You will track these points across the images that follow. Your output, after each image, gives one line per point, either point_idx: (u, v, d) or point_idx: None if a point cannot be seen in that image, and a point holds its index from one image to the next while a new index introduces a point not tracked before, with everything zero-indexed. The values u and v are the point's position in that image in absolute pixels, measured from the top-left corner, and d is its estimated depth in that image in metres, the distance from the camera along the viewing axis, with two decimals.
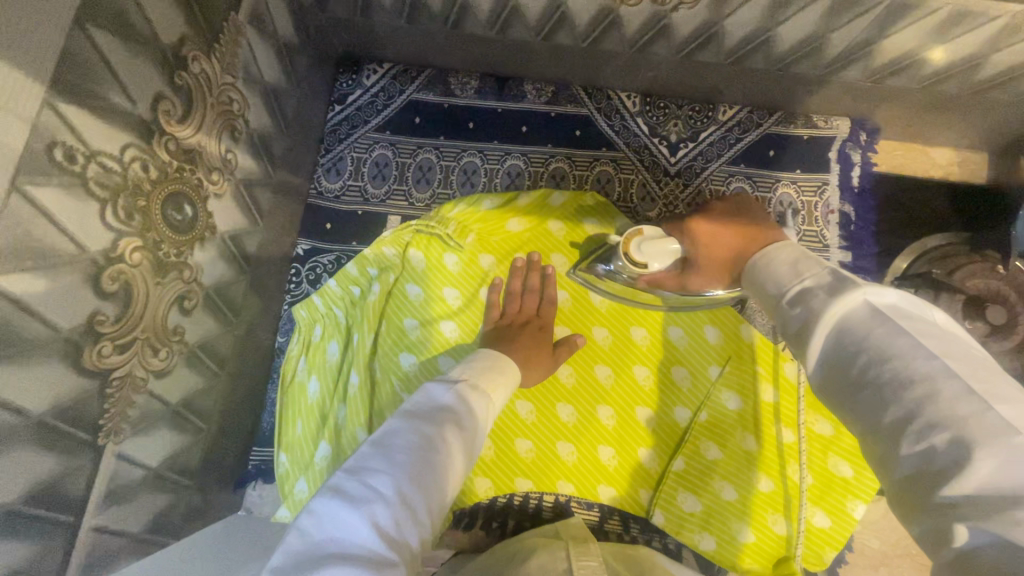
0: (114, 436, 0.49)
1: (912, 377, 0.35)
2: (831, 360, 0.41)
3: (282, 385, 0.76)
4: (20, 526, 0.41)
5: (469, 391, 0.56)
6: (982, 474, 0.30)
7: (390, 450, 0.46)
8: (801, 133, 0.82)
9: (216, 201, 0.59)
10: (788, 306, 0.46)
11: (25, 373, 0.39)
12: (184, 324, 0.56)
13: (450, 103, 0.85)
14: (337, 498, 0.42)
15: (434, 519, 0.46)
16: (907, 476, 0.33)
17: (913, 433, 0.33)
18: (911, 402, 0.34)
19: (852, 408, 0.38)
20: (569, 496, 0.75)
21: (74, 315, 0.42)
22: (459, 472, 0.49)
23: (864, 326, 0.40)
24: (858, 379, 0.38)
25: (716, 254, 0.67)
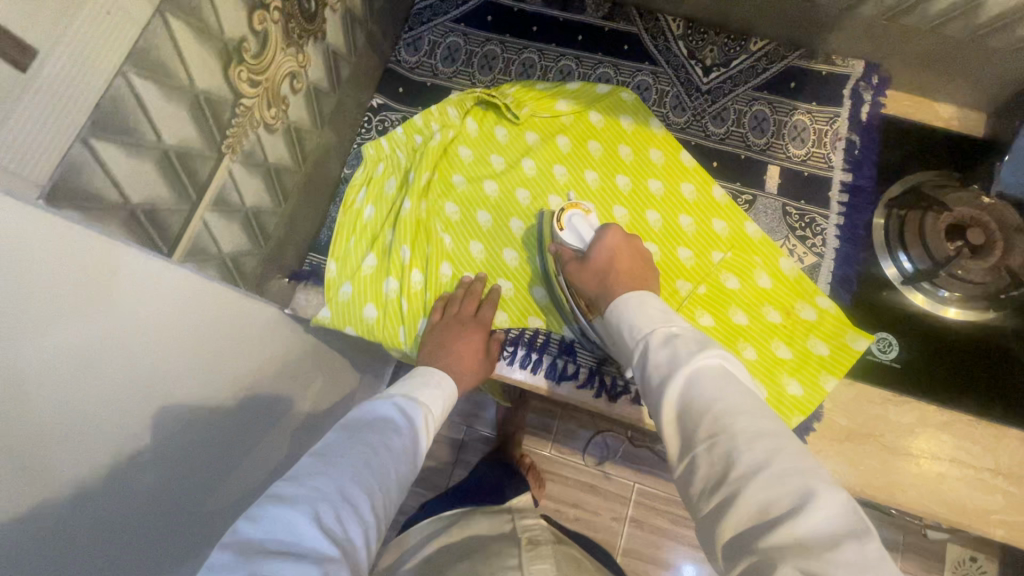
0: (233, 151, 0.61)
1: (756, 433, 0.51)
2: (687, 404, 0.56)
3: (343, 205, 0.88)
4: (171, 168, 0.53)
5: (404, 402, 0.67)
6: (812, 520, 0.43)
7: (333, 459, 0.55)
8: (820, 69, 0.94)
9: (330, 14, 0.72)
10: (654, 345, 0.63)
11: (200, 50, 0.52)
12: (290, 100, 0.69)
13: (519, 8, 0.99)
14: (283, 503, 0.48)
15: (374, 527, 0.53)
16: (748, 516, 0.46)
17: (759, 481, 0.47)
18: (759, 455, 0.49)
19: (707, 452, 0.52)
20: (573, 338, 0.85)
21: (233, 28, 0.55)
22: (396, 476, 0.59)
23: (714, 377, 0.57)
24: (716, 423, 0.53)
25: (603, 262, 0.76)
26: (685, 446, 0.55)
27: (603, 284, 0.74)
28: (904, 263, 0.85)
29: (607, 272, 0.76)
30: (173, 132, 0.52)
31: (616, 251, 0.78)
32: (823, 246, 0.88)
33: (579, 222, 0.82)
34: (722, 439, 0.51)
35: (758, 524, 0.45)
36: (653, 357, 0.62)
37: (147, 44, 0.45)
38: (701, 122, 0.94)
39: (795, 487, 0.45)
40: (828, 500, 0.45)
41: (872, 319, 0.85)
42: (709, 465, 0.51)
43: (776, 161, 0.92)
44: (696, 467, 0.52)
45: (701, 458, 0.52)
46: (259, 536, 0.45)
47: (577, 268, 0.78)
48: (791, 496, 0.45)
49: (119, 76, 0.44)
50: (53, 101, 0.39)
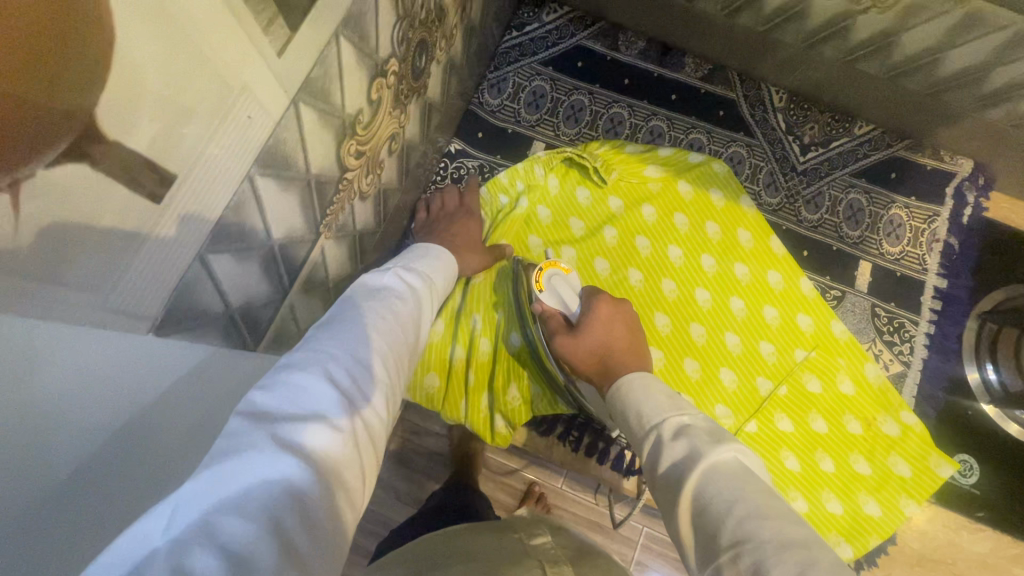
0: (328, 230, 0.54)
1: (791, 541, 0.38)
2: (698, 510, 0.43)
3: None
4: (273, 261, 0.46)
5: (405, 273, 0.57)
6: None
7: (338, 322, 0.44)
8: (925, 162, 0.90)
9: (435, 66, 0.65)
10: (667, 437, 0.50)
11: (320, 133, 0.45)
12: (385, 162, 0.62)
13: (613, 57, 0.93)
14: (288, 363, 0.37)
15: (392, 391, 0.45)
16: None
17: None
18: (795, 567, 0.36)
19: (731, 565, 0.39)
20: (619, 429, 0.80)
21: (352, 105, 0.48)
22: (409, 341, 0.49)
23: (733, 475, 0.44)
24: (739, 530, 0.40)
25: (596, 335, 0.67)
26: (705, 558, 0.41)
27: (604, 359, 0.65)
28: (989, 373, 0.82)
29: (606, 341, 0.67)
30: (283, 223, 0.45)
31: (612, 322, 0.69)
32: (910, 354, 0.84)
33: (561, 285, 0.73)
34: (748, 550, 0.38)
35: None
36: (666, 458, 0.49)
37: (276, 143, 0.39)
38: (794, 205, 0.89)
39: None
40: None
41: (953, 438, 0.81)
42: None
43: (868, 257, 0.87)
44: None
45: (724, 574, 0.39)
46: (269, 400, 0.34)
47: (566, 340, 0.68)
48: None
49: (246, 181, 0.37)
50: (204, 174, 0.33)
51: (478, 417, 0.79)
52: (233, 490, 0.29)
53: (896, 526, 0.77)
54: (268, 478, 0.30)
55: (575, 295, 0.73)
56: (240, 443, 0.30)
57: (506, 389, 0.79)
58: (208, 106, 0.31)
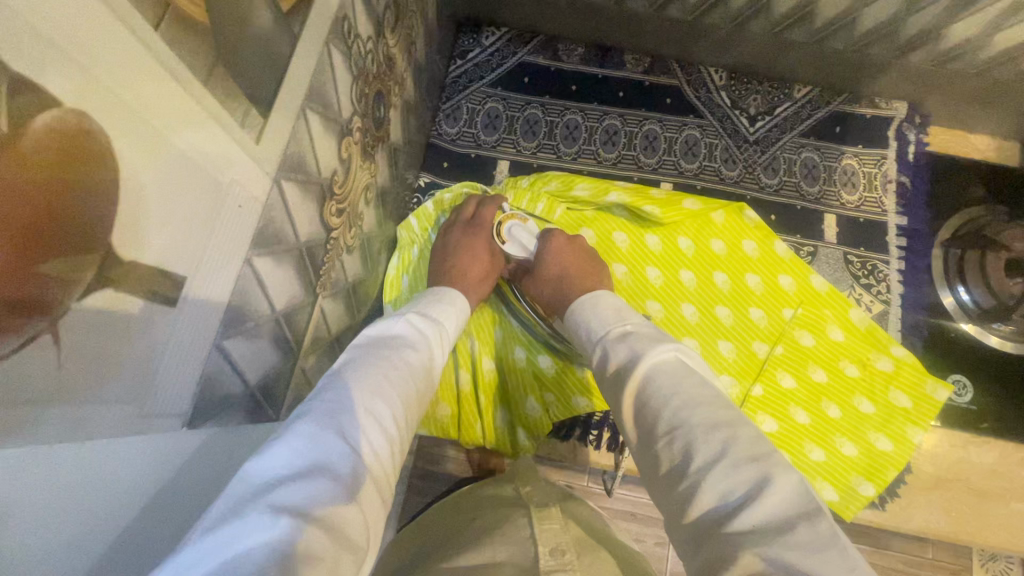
0: (323, 288, 0.56)
1: (719, 422, 0.44)
2: (640, 401, 0.50)
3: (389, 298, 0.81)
4: (280, 333, 0.47)
5: (419, 316, 0.60)
6: (768, 506, 0.38)
7: (347, 376, 0.48)
8: (865, 112, 0.95)
9: (393, 111, 0.68)
10: (614, 344, 0.56)
11: (302, 200, 0.46)
12: (364, 213, 0.64)
13: (556, 67, 0.96)
14: (296, 425, 0.41)
15: (398, 441, 0.47)
16: (706, 509, 0.40)
17: (714, 470, 0.41)
18: (716, 444, 0.42)
19: (665, 448, 0.45)
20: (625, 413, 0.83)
21: (327, 167, 0.50)
22: (417, 387, 0.53)
23: (671, 372, 0.50)
24: (673, 418, 0.46)
25: (554, 268, 0.73)
26: (644, 443, 0.48)
27: (557, 289, 0.71)
28: (961, 294, 0.87)
29: (558, 277, 0.72)
30: (281, 295, 0.46)
31: (567, 256, 0.74)
32: (889, 292, 0.88)
33: (520, 232, 0.78)
34: (680, 434, 0.44)
35: (716, 517, 0.39)
36: (611, 361, 0.55)
37: (267, 222, 0.41)
38: (753, 174, 0.93)
39: (753, 475, 0.40)
40: (787, 482, 0.39)
41: (942, 362, 0.86)
42: (667, 459, 0.44)
43: (831, 209, 0.92)
44: (653, 466, 0.46)
45: (659, 452, 0.45)
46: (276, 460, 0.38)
47: (532, 281, 0.76)
48: (750, 485, 0.39)
49: (245, 263, 0.39)
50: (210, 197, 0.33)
51: (497, 436, 0.82)
52: (232, 547, 0.32)
53: (909, 457, 0.81)
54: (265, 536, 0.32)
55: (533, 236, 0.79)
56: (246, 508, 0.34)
57: (522, 405, 0.81)
58: (200, 177, 0.31)
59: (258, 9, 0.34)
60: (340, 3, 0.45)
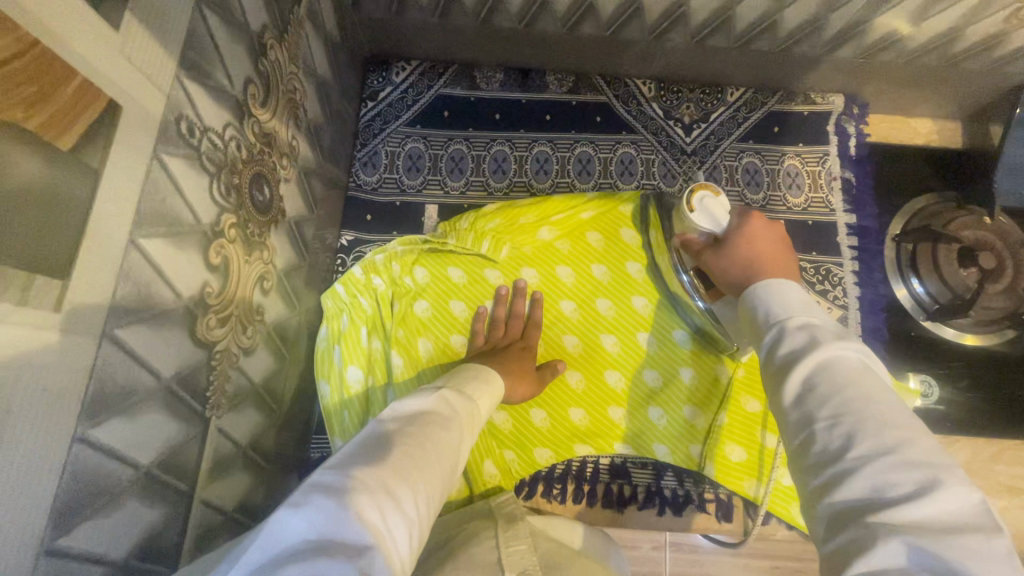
0: (217, 409, 0.50)
1: (895, 422, 0.36)
2: (799, 389, 0.41)
3: (322, 373, 0.75)
4: (155, 488, 0.41)
5: (454, 392, 0.59)
6: (938, 511, 0.32)
7: (373, 447, 0.47)
8: (800, 108, 0.90)
9: (286, 184, 0.61)
10: (790, 329, 0.44)
11: (157, 335, 0.40)
12: (264, 304, 0.58)
13: (476, 96, 0.90)
14: (318, 491, 0.41)
15: (418, 523, 0.44)
16: (853, 500, 0.34)
17: (887, 463, 0.34)
18: (891, 441, 0.35)
19: (823, 429, 0.38)
20: (588, 458, 0.79)
21: (191, 284, 0.44)
22: (448, 462, 0.50)
23: (853, 373, 0.40)
24: (840, 407, 0.38)
25: (746, 251, 0.58)
26: (793, 425, 0.40)
27: (747, 280, 0.56)
28: (915, 287, 0.84)
29: (749, 265, 0.57)
30: (149, 447, 0.40)
31: (760, 242, 0.58)
32: (845, 296, 0.85)
33: (714, 205, 0.61)
34: (846, 420, 0.37)
35: (870, 508, 0.33)
36: (783, 346, 0.43)
37: (101, 384, 0.35)
38: (694, 187, 0.88)
39: (927, 478, 0.33)
40: (964, 494, 0.33)
41: (905, 363, 0.83)
42: (823, 441, 0.37)
43: (778, 215, 0.88)
44: (802, 446, 0.39)
45: (817, 428, 0.38)
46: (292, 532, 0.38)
47: (712, 258, 0.61)
48: (918, 487, 0.33)
49: (76, 444, 0.33)
50: None
51: (455, 505, 0.76)
52: None
53: None
54: None
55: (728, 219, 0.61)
56: None
57: (479, 469, 0.76)
58: None
59: (15, 158, 0.28)
60: (168, 103, 0.39)
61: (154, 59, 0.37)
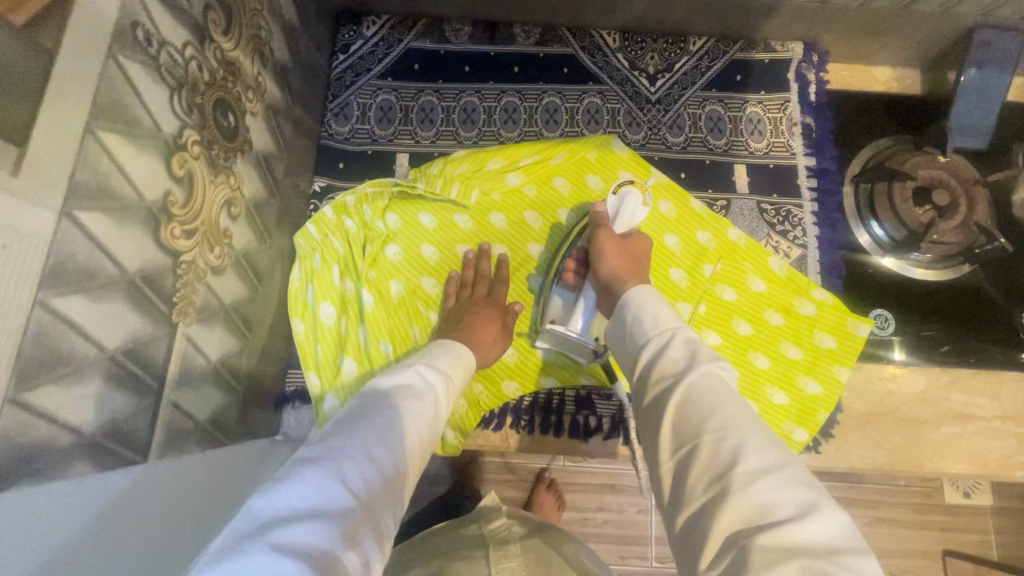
0: (184, 316, 0.53)
1: (766, 441, 0.47)
2: (691, 402, 0.51)
3: (294, 311, 0.78)
4: (120, 373, 0.44)
5: (428, 367, 0.63)
6: (814, 527, 0.41)
7: (355, 422, 0.52)
8: (761, 57, 0.93)
9: (252, 118, 0.64)
10: (682, 344, 0.56)
11: (118, 228, 0.43)
12: (232, 230, 0.61)
13: (445, 49, 0.92)
14: (308, 467, 0.45)
15: (399, 492, 0.49)
16: (746, 514, 0.42)
17: (765, 482, 0.44)
18: (771, 460, 0.45)
19: (710, 443, 0.47)
20: (552, 391, 0.82)
21: (153, 189, 0.47)
22: (422, 432, 0.55)
23: (721, 389, 0.51)
24: (722, 422, 0.48)
25: (631, 246, 0.76)
26: (676, 441, 0.50)
27: (624, 259, 0.73)
28: (875, 229, 0.87)
29: (630, 255, 0.74)
30: (113, 333, 0.43)
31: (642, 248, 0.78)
32: (805, 235, 0.87)
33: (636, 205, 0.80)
34: (731, 436, 0.47)
35: (756, 524, 0.42)
36: (667, 355, 0.56)
37: (60, 257, 0.37)
38: (659, 134, 0.91)
39: (802, 499, 0.43)
40: (833, 516, 0.42)
41: (862, 298, 0.86)
42: (709, 455, 0.47)
43: (740, 159, 0.90)
44: (690, 460, 0.48)
45: (702, 446, 0.48)
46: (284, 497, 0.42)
47: (606, 233, 0.76)
48: (795, 505, 0.43)
49: (37, 308, 0.36)
50: None
51: None
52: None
53: (839, 397, 0.81)
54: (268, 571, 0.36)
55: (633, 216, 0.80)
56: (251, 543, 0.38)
57: None
58: None
59: None
60: (122, 8, 0.41)
61: None
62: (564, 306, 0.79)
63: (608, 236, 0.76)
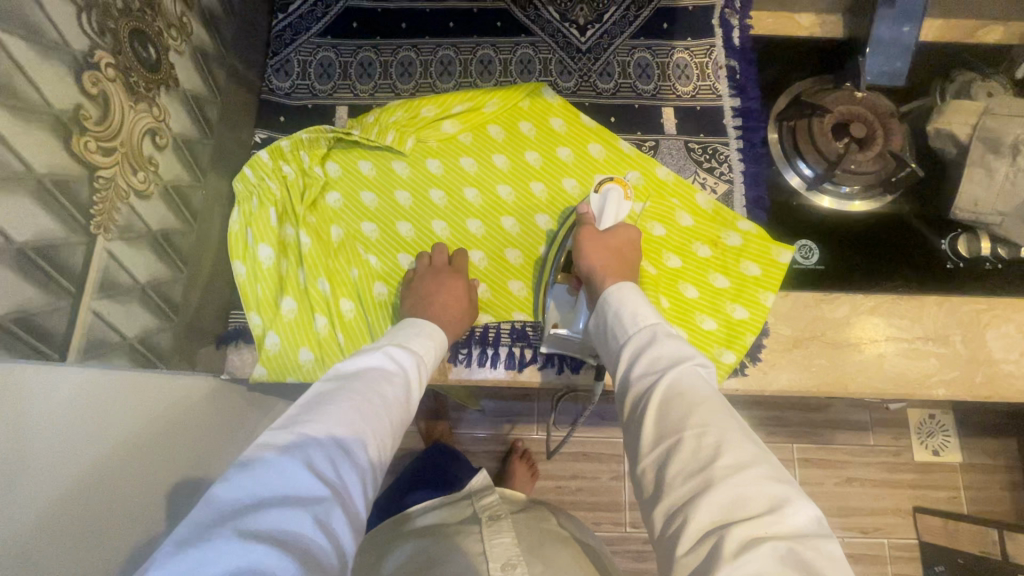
0: (105, 230, 0.56)
1: (747, 439, 0.53)
2: (674, 398, 0.56)
3: (233, 253, 0.80)
4: (31, 268, 0.47)
5: (398, 349, 0.66)
6: (787, 517, 0.47)
7: (322, 404, 0.55)
8: (686, 5, 0.96)
9: (177, 56, 0.67)
10: (663, 340, 0.62)
11: (24, 126, 0.46)
12: (158, 159, 0.64)
13: (382, 7, 0.96)
14: (276, 453, 0.49)
15: (371, 471, 0.54)
16: (729, 510, 0.47)
17: (745, 477, 0.49)
18: (746, 455, 0.51)
19: (693, 438, 0.52)
20: (489, 325, 0.84)
21: (61, 98, 0.50)
22: (394, 411, 0.59)
23: (697, 390, 0.56)
24: (702, 419, 0.53)
25: (615, 243, 0.79)
26: (659, 435, 0.55)
27: (609, 258, 0.77)
28: (801, 168, 0.91)
29: (614, 251, 0.78)
30: (21, 226, 0.46)
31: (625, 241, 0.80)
32: (731, 171, 0.90)
33: (614, 199, 0.83)
34: (710, 432, 0.52)
35: (733, 519, 0.47)
36: (652, 350, 0.62)
37: None
38: (590, 82, 0.94)
39: (778, 492, 0.48)
40: (805, 509, 0.48)
41: (787, 231, 0.90)
42: (688, 450, 0.52)
43: (668, 103, 0.93)
44: (673, 454, 0.52)
45: (682, 442, 0.53)
46: (250, 488, 0.46)
47: (591, 232, 0.80)
48: (770, 497, 0.48)
49: None
50: None
51: None
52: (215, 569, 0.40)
53: (765, 321, 0.84)
54: (238, 563, 0.41)
55: (613, 215, 0.84)
56: (220, 533, 0.42)
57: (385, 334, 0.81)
58: None
59: None
60: None
61: None
62: (560, 310, 0.80)
63: (591, 233, 0.79)
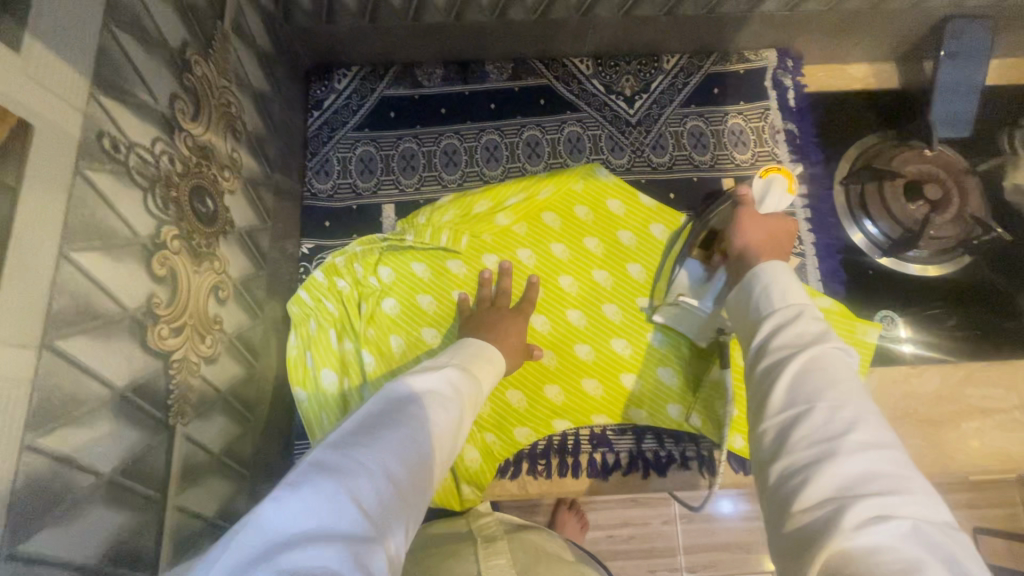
0: (182, 417, 0.51)
1: (882, 425, 0.41)
2: (798, 376, 0.44)
3: (294, 381, 0.76)
4: (117, 495, 0.43)
5: (458, 374, 0.58)
6: (920, 514, 0.35)
7: (378, 425, 0.47)
8: (736, 68, 0.92)
9: (230, 196, 0.62)
10: (802, 319, 0.49)
11: (103, 347, 0.41)
12: (221, 314, 0.59)
13: (420, 94, 0.91)
14: (320, 476, 0.40)
15: (415, 508, 0.44)
16: (848, 486, 0.37)
17: (873, 456, 0.38)
18: (880, 440, 0.39)
19: (822, 413, 0.41)
20: (567, 431, 0.80)
21: (135, 296, 0.45)
22: (446, 445, 0.50)
23: (831, 371, 0.44)
24: (836, 398, 0.42)
25: (770, 226, 0.67)
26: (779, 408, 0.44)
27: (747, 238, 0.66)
28: (870, 230, 0.86)
29: (763, 236, 0.66)
30: (105, 456, 0.42)
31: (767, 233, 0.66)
32: (801, 244, 0.87)
33: (774, 192, 0.68)
34: (846, 411, 0.41)
35: (859, 495, 0.36)
36: (792, 328, 0.49)
37: (46, 396, 0.36)
38: (643, 157, 0.90)
39: (909, 477, 0.37)
40: (939, 508, 0.36)
41: (866, 302, 0.86)
42: (820, 420, 0.41)
43: (727, 173, 0.89)
44: (795, 426, 0.41)
45: (813, 413, 0.41)
46: (290, 516, 0.37)
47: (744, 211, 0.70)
48: (897, 481, 0.37)
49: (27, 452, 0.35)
50: None
51: (440, 493, 0.77)
52: None
53: None
54: None
55: (767, 207, 0.69)
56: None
57: (461, 454, 0.77)
58: None
59: None
60: (85, 121, 0.40)
61: (62, 79, 0.38)
62: (691, 282, 0.76)
63: (746, 210, 0.70)
